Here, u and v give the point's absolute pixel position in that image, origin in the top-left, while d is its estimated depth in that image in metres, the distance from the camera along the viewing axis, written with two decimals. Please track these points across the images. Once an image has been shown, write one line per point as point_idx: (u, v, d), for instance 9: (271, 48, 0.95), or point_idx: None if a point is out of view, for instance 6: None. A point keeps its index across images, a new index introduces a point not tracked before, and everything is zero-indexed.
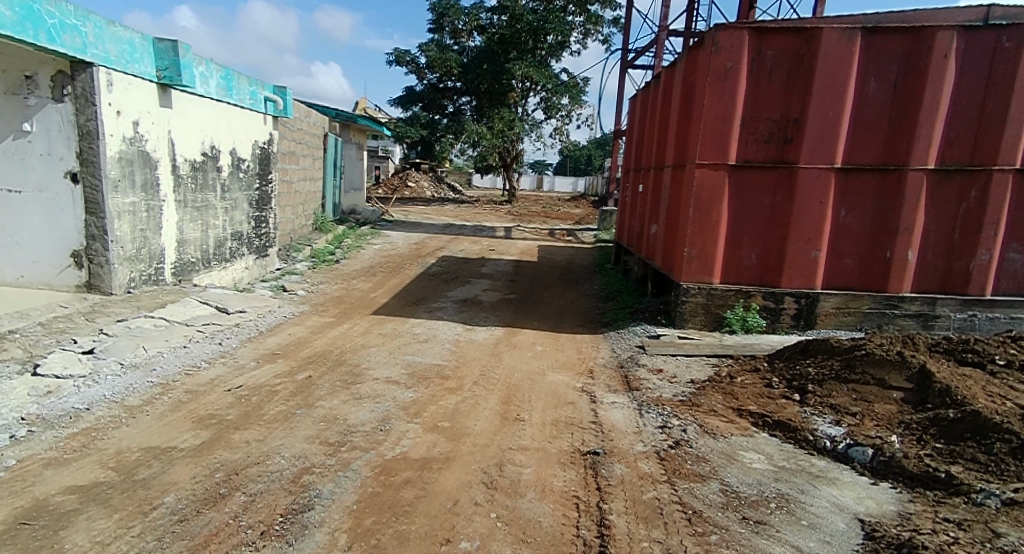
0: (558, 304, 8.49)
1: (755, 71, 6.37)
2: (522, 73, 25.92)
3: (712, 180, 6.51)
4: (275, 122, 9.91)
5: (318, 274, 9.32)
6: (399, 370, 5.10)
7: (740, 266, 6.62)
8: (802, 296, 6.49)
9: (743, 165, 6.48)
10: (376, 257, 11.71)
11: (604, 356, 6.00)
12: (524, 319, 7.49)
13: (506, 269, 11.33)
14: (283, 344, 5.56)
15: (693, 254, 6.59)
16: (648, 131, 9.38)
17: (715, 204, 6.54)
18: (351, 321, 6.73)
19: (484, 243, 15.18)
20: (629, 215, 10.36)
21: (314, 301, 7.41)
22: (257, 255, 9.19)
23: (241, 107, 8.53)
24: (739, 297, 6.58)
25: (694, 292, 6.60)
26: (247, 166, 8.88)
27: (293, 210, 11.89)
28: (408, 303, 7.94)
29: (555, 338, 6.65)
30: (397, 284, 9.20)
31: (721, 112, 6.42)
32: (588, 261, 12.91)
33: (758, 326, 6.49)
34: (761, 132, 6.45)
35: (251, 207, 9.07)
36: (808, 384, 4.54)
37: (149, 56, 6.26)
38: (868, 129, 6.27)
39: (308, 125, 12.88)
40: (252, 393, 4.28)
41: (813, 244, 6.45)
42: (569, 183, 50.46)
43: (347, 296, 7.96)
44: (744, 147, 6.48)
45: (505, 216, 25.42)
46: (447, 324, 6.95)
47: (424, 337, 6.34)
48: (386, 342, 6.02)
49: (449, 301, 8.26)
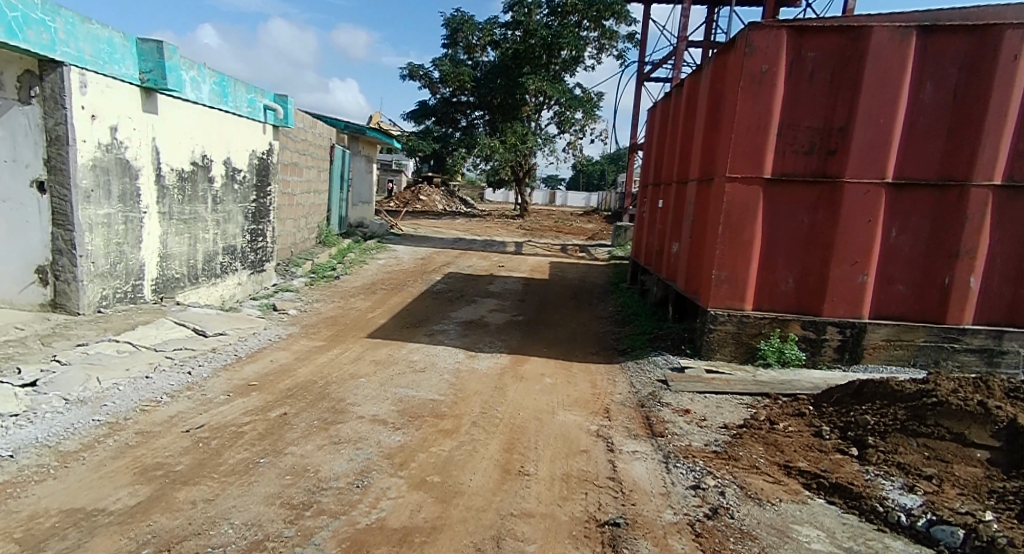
0: (570, 328, 7.86)
1: (793, 75, 5.80)
2: (536, 87, 25.49)
3: (746, 194, 5.90)
4: (276, 131, 9.38)
5: (315, 291, 8.76)
6: (388, 407, 4.50)
7: (775, 291, 5.98)
8: (847, 326, 5.82)
9: (781, 178, 5.87)
10: (379, 273, 11.15)
11: (622, 392, 5.35)
12: (533, 345, 6.86)
13: (515, 287, 10.71)
14: (262, 372, 4.97)
15: (724, 276, 5.96)
16: (668, 146, 8.82)
17: (748, 221, 5.92)
18: (344, 346, 6.13)
19: (494, 260, 14.59)
20: (647, 235, 9.75)
21: (305, 322, 6.83)
22: (251, 270, 8.66)
23: (238, 115, 8.01)
24: (776, 325, 5.91)
25: (724, 319, 5.95)
26: (243, 177, 8.36)
27: (294, 223, 11.36)
28: (409, 325, 7.34)
29: (566, 368, 6.01)
30: (399, 303, 8.61)
31: (755, 119, 5.85)
32: (602, 280, 12.29)
33: (795, 360, 5.80)
34: (801, 142, 5.85)
35: (247, 220, 8.53)
36: (868, 436, 3.97)
37: (132, 58, 5.70)
38: (922, 139, 5.66)
39: (314, 135, 12.41)
40: (212, 435, 3.69)
41: (860, 266, 5.80)
42: (582, 198, 49.90)
43: (343, 316, 7.38)
44: (780, 159, 5.88)
45: (517, 230, 24.87)
46: (449, 350, 6.33)
47: (422, 365, 5.72)
48: (379, 371, 5.42)
49: (453, 323, 7.65)
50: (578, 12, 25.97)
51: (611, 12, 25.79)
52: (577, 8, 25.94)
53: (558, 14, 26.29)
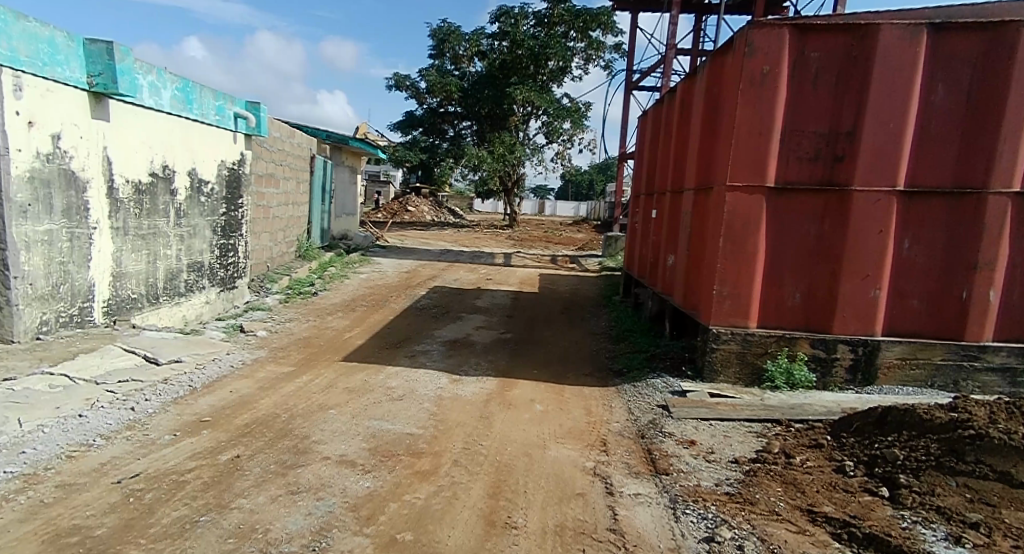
0: (562, 346, 7.38)
1: (797, 77, 5.36)
2: (524, 97, 25.13)
3: (748, 204, 5.46)
4: (248, 140, 8.88)
5: (290, 309, 8.24)
6: (358, 444, 3.99)
7: (782, 307, 5.53)
8: (859, 344, 5.38)
9: (785, 186, 5.44)
10: (361, 288, 10.63)
11: (620, 420, 4.87)
12: (522, 366, 6.37)
13: (503, 302, 10.23)
14: (218, 406, 4.45)
15: (727, 292, 5.51)
16: (662, 153, 8.39)
17: (752, 232, 5.47)
18: (315, 371, 5.61)
19: (481, 272, 14.10)
20: (640, 245, 9.31)
21: (275, 344, 6.31)
22: (220, 288, 8.18)
23: (204, 123, 7.50)
24: (783, 344, 5.46)
25: (727, 337, 5.49)
26: (211, 189, 7.85)
27: (270, 236, 10.83)
28: (389, 345, 6.84)
29: (558, 393, 5.53)
30: (379, 321, 8.11)
31: (758, 125, 5.40)
32: (594, 293, 11.84)
33: (804, 382, 5.35)
34: (806, 148, 5.42)
35: (215, 234, 8.02)
36: (899, 473, 3.51)
37: (78, 60, 5.17)
38: (935, 144, 5.25)
39: (291, 145, 11.90)
40: (150, 487, 3.20)
41: (872, 280, 5.37)
42: (570, 208, 49.67)
43: (318, 337, 6.87)
44: (784, 166, 5.44)
45: (506, 241, 24.41)
46: (430, 375, 5.83)
47: (401, 392, 5.21)
48: (352, 400, 4.91)
49: (436, 342, 7.15)
50: (565, 22, 25.72)
51: (597, 22, 25.56)
52: (563, 18, 25.69)
53: (545, 24, 26.01)
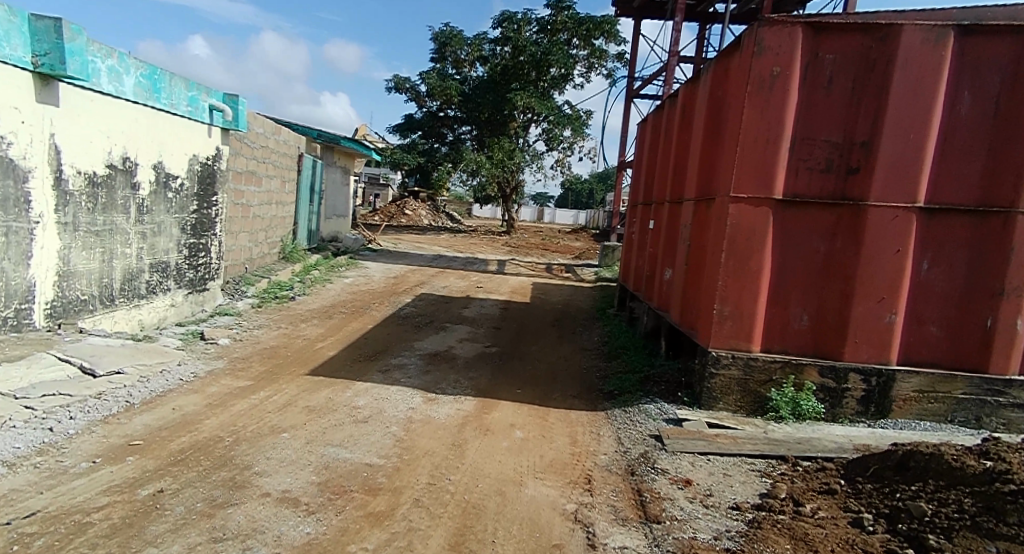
0: (550, 363, 6.87)
1: (809, 79, 4.79)
2: (524, 103, 24.71)
3: (752, 217, 4.91)
4: (224, 135, 8.44)
5: (262, 315, 7.73)
6: (306, 478, 3.50)
7: (787, 330, 4.99)
8: (872, 374, 4.83)
9: (794, 199, 4.88)
10: (343, 293, 10.13)
11: (608, 452, 4.36)
12: (504, 385, 5.87)
13: (492, 312, 9.73)
14: (154, 426, 3.97)
15: (727, 312, 4.97)
16: (663, 160, 7.84)
17: (757, 248, 4.92)
18: (274, 386, 5.11)
19: (473, 279, 13.62)
20: (638, 256, 8.78)
21: (236, 354, 5.81)
22: (188, 289, 7.79)
23: (174, 113, 7.06)
24: (789, 371, 4.92)
25: (727, 362, 4.95)
26: (180, 184, 7.45)
27: (250, 236, 10.34)
28: (363, 357, 6.33)
29: (541, 417, 5.02)
30: (357, 330, 7.60)
31: (765, 130, 4.84)
32: (588, 304, 11.34)
33: (812, 413, 4.82)
34: (818, 157, 4.85)
35: (183, 232, 7.63)
36: (927, 533, 3.02)
37: (21, 37, 4.76)
38: (961, 156, 4.68)
39: (277, 142, 11.44)
40: (44, 531, 2.77)
41: (888, 304, 4.80)
42: (570, 216, 49.29)
43: (286, 346, 6.36)
44: (793, 178, 4.88)
45: (501, 247, 23.97)
46: (402, 393, 5.32)
47: (367, 413, 4.70)
48: (310, 421, 4.41)
49: (415, 355, 6.65)
50: (568, 29, 25.38)
51: (600, 30, 25.23)
52: (566, 25, 25.35)
53: (547, 31, 25.68)
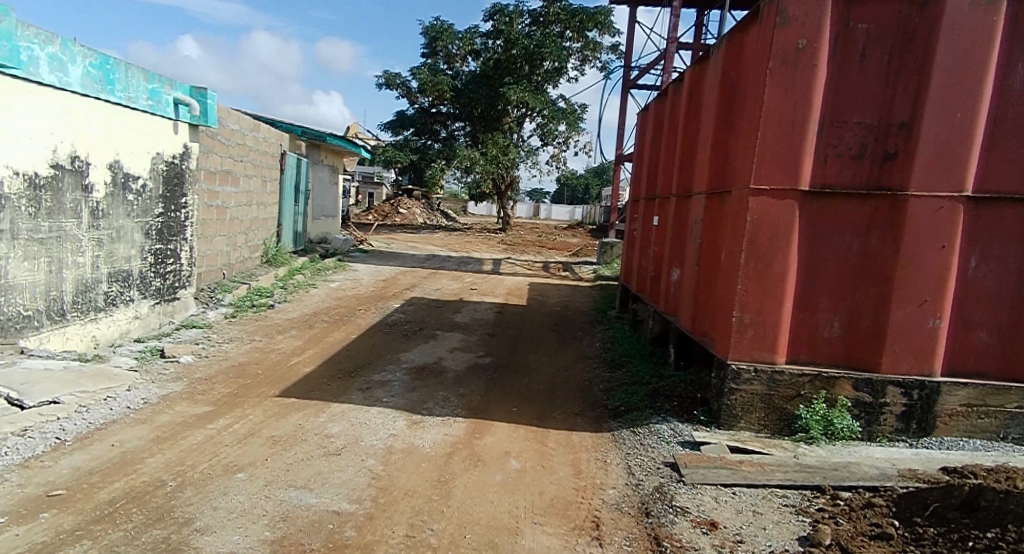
0: (549, 375, 6.29)
1: (839, 54, 4.22)
2: (517, 98, 24.11)
3: (775, 211, 4.33)
4: (193, 131, 7.92)
5: (235, 325, 7.13)
6: (257, 535, 2.94)
7: (815, 339, 4.41)
8: (914, 387, 4.24)
9: (822, 190, 4.30)
10: (327, 299, 9.54)
11: (618, 485, 3.78)
12: (498, 403, 5.28)
13: (486, 316, 9.14)
14: (84, 470, 3.40)
15: (747, 319, 4.40)
16: (667, 152, 7.27)
17: (781, 247, 4.34)
18: (236, 412, 4.52)
19: (466, 281, 13.04)
20: (641, 255, 8.20)
21: (198, 374, 5.23)
22: (154, 300, 7.25)
23: (132, 106, 6.48)
24: (819, 385, 4.34)
25: (749, 376, 4.37)
26: (142, 185, 6.89)
27: (227, 240, 9.74)
28: (342, 373, 5.74)
29: (539, 442, 4.45)
30: (339, 341, 7.01)
31: (789, 113, 4.27)
32: (588, 306, 10.76)
33: (847, 433, 4.24)
34: (849, 142, 4.28)
35: (147, 238, 7.07)
36: None
37: None
38: (1014, 139, 4.11)
39: (255, 139, 10.83)
40: None
41: (930, 308, 4.22)
42: (566, 212, 48.77)
43: (257, 363, 5.77)
44: (821, 165, 4.30)
45: (497, 246, 23.36)
46: (383, 416, 4.73)
47: (341, 443, 4.12)
48: (272, 456, 3.82)
49: (400, 368, 6.06)
50: (561, 21, 24.76)
51: (593, 22, 24.61)
52: (559, 17, 24.73)
53: (540, 24, 25.08)
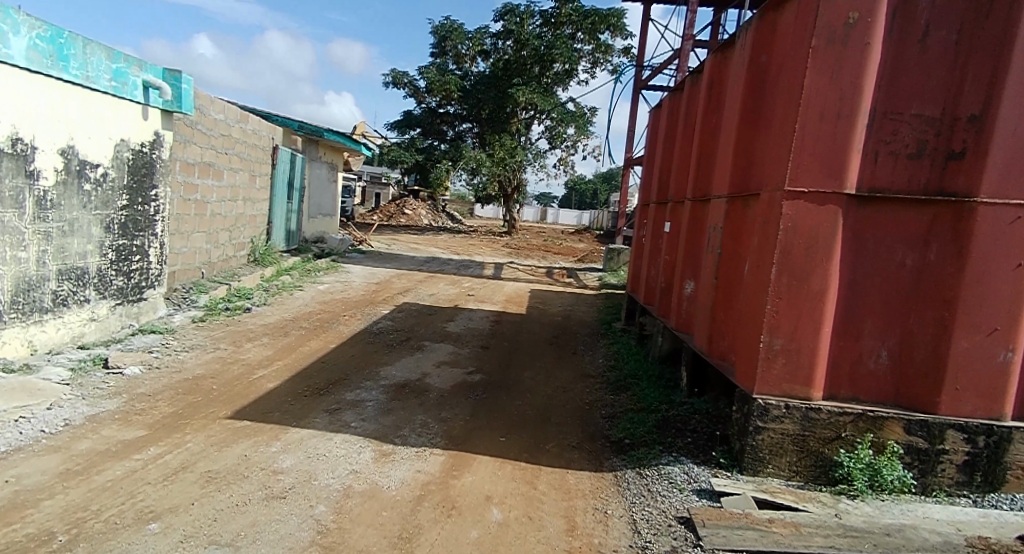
0: (545, 396, 5.60)
1: (895, 33, 3.54)
2: (525, 99, 23.47)
3: (815, 218, 3.63)
4: (166, 117, 7.35)
5: (201, 330, 6.48)
6: None
7: (858, 370, 3.71)
8: (978, 432, 3.52)
9: (871, 194, 3.61)
10: (312, 303, 8.89)
11: (620, 549, 3.12)
12: (484, 431, 4.60)
13: (481, 326, 8.45)
14: None
15: (778, 346, 3.70)
16: (681, 151, 6.58)
17: (820, 261, 3.64)
18: (173, 438, 3.85)
19: (464, 286, 12.36)
20: (650, 264, 7.51)
21: (142, 389, 4.58)
22: (115, 301, 6.64)
23: (92, 87, 5.98)
24: (863, 427, 3.63)
25: (779, 413, 3.67)
26: (104, 174, 6.34)
27: (207, 237, 9.11)
28: (310, 390, 5.07)
29: (527, 484, 3.76)
30: (315, 351, 6.34)
31: (834, 101, 3.57)
32: (592, 316, 10.06)
33: (898, 486, 3.54)
34: (905, 137, 3.58)
35: (109, 232, 6.49)
36: None
37: None
38: None
39: (242, 131, 10.20)
40: None
41: (1001, 338, 3.47)
42: (573, 217, 48.12)
43: (215, 376, 5.11)
44: (871, 165, 3.61)
45: (501, 249, 22.67)
46: (346, 447, 4.05)
47: (288, 481, 3.44)
48: (200, 499, 3.16)
49: (377, 385, 5.38)
50: (573, 22, 24.09)
51: (606, 24, 23.96)
52: (571, 18, 24.07)
53: (551, 25, 24.46)
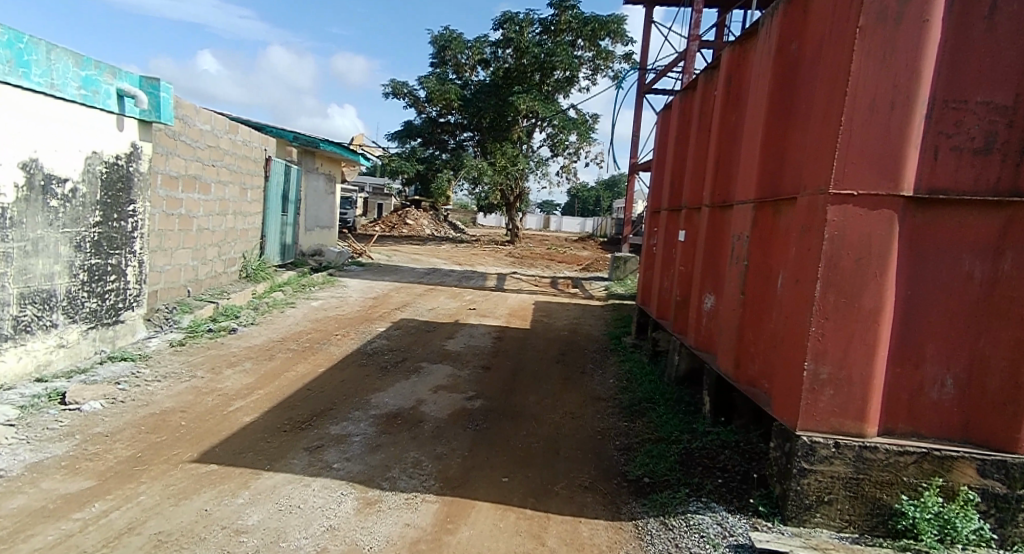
0: (552, 425, 5.07)
1: (956, 10, 3.05)
2: (526, 107, 23.06)
3: (866, 225, 3.12)
4: (144, 130, 6.81)
5: (178, 356, 5.98)
6: None
7: (919, 402, 3.20)
8: None
9: (931, 197, 3.10)
10: (302, 321, 8.39)
11: None
12: (483, 470, 4.08)
13: (482, 343, 7.94)
14: None
15: (825, 375, 3.19)
16: (695, 154, 6.08)
17: (873, 276, 3.13)
18: (125, 490, 3.35)
19: (465, 299, 11.87)
20: (662, 275, 6.99)
21: (99, 429, 4.08)
22: (88, 325, 6.15)
23: (57, 95, 5.47)
24: (929, 469, 3.12)
25: (828, 454, 3.16)
26: (74, 189, 5.85)
27: (193, 253, 8.64)
28: (290, 424, 4.56)
29: (534, 540, 3.26)
30: (301, 377, 5.82)
31: (887, 89, 3.07)
32: (599, 330, 9.54)
33: (974, 539, 3.03)
34: (971, 130, 3.08)
35: (80, 252, 5.99)
36: None
37: None
38: None
39: (232, 143, 9.75)
40: None
41: None
42: (576, 224, 47.65)
43: (185, 410, 4.60)
44: (930, 164, 3.11)
45: (504, 259, 22.20)
46: (326, 495, 3.55)
47: (251, 544, 3.01)
48: None
49: (366, 416, 4.87)
50: (573, 30, 23.73)
51: (606, 31, 23.56)
52: (571, 26, 23.72)
53: (551, 32, 24.07)
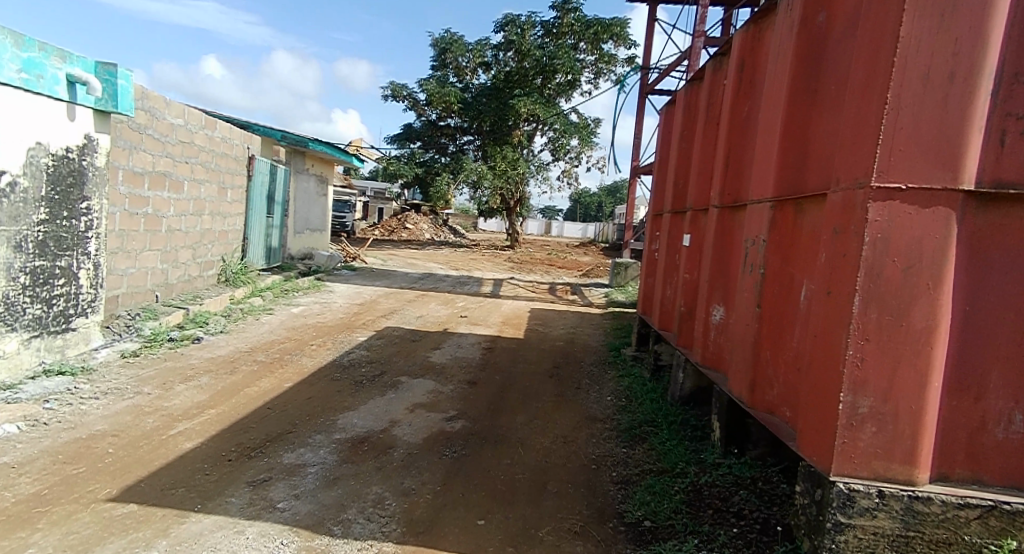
0: (541, 452, 4.45)
1: None
2: (527, 110, 22.51)
3: (917, 225, 2.52)
4: (101, 121, 6.26)
5: (127, 369, 5.39)
6: None
7: (980, 442, 2.61)
8: None
9: (997, 190, 2.51)
10: (278, 330, 7.80)
11: None
12: (456, 510, 3.47)
13: (471, 355, 7.35)
14: None
15: (864, 410, 2.59)
16: (701, 149, 5.49)
17: (926, 288, 2.53)
18: (12, 541, 2.81)
19: (458, 306, 11.28)
20: (665, 283, 6.40)
21: (7, 460, 3.51)
22: (30, 334, 5.57)
23: None
24: (995, 526, 2.55)
25: (871, 507, 2.58)
26: (12, 183, 5.29)
27: (162, 256, 8.07)
28: (238, 451, 3.97)
29: None
30: (262, 393, 5.21)
31: (944, 58, 2.48)
32: (598, 340, 8.95)
33: None
34: None
35: (20, 252, 5.43)
36: None
37: None
38: None
39: (209, 139, 9.19)
40: None
41: None
42: (578, 230, 47.10)
43: (118, 434, 4.02)
44: (995, 151, 2.52)
45: (503, 264, 21.61)
46: (260, 545, 2.97)
47: None
48: None
49: (328, 441, 4.27)
50: (575, 32, 23.16)
51: (609, 33, 23.04)
52: (574, 28, 23.19)
53: (553, 35, 23.54)
